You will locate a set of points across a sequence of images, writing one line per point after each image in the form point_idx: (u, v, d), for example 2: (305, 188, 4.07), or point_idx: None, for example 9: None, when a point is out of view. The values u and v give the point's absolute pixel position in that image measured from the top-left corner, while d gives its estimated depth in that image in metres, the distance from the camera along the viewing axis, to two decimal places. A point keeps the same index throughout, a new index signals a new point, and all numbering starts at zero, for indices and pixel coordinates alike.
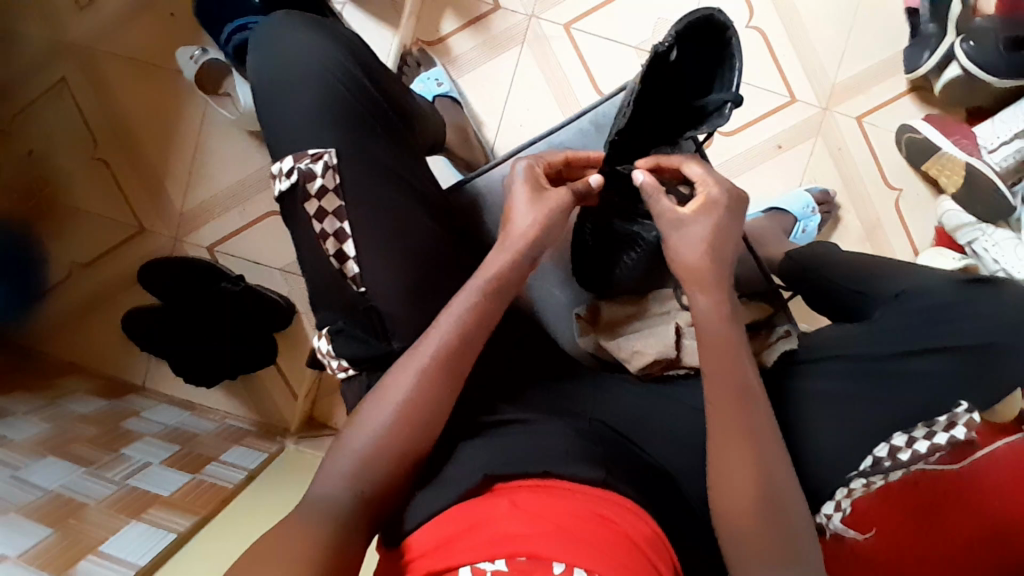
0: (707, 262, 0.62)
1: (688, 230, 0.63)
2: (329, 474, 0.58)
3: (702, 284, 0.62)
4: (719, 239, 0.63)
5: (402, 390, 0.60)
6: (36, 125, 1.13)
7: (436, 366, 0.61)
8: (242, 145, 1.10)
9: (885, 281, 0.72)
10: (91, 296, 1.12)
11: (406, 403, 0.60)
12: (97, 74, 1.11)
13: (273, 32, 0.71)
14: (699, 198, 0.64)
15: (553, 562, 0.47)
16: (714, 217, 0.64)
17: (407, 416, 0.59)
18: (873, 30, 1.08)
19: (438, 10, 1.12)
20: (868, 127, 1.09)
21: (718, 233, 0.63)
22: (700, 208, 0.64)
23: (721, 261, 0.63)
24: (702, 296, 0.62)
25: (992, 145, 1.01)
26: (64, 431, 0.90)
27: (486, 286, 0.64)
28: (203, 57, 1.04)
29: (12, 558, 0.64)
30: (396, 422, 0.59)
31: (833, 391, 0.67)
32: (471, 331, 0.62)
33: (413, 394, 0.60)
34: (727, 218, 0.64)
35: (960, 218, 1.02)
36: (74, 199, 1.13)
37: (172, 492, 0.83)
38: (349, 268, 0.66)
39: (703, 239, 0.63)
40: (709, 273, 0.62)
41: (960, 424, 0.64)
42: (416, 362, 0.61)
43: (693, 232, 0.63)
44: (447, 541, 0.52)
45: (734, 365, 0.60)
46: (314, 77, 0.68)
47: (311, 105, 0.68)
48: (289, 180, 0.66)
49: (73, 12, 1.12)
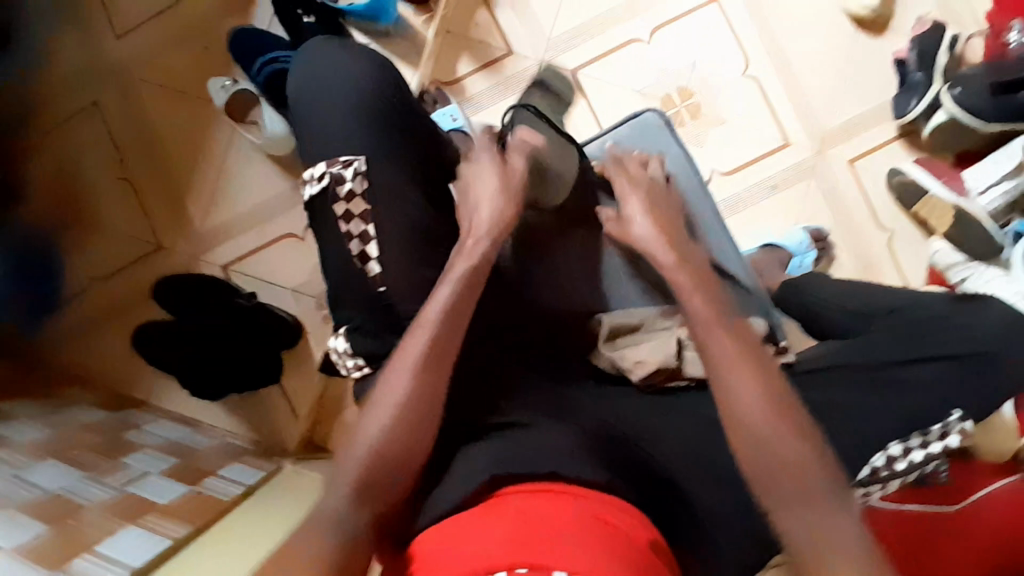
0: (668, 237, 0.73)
1: (638, 226, 0.75)
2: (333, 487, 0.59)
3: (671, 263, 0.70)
4: (666, 224, 0.75)
5: (384, 416, 0.62)
6: (67, 144, 1.17)
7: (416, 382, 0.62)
8: (266, 169, 1.14)
9: (867, 299, 0.77)
10: (105, 309, 1.14)
11: (382, 440, 0.61)
12: (131, 98, 1.16)
13: (315, 54, 0.78)
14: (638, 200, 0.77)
15: (553, 571, 0.48)
16: (652, 211, 0.76)
17: (397, 438, 0.61)
18: (864, 81, 1.15)
19: (455, 52, 1.19)
20: (861, 170, 1.14)
21: (665, 220, 0.75)
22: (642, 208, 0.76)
23: (673, 234, 0.74)
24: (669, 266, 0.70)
25: (981, 188, 1.06)
26: (67, 438, 0.92)
27: (443, 309, 0.66)
28: (234, 86, 1.09)
29: (5, 550, 0.66)
30: (396, 449, 0.61)
31: (852, 403, 0.68)
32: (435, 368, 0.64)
33: (386, 433, 0.61)
34: (659, 207, 0.77)
35: (952, 257, 1.05)
36: (95, 216, 1.16)
37: (169, 500, 0.85)
38: (371, 267, 0.72)
39: (660, 226, 0.75)
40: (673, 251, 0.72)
41: (954, 433, 0.67)
42: (387, 407, 0.62)
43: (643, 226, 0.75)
44: (453, 551, 0.53)
45: (772, 384, 0.59)
46: (348, 91, 0.75)
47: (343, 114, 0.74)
48: (321, 184, 0.73)
49: (112, 41, 1.17)
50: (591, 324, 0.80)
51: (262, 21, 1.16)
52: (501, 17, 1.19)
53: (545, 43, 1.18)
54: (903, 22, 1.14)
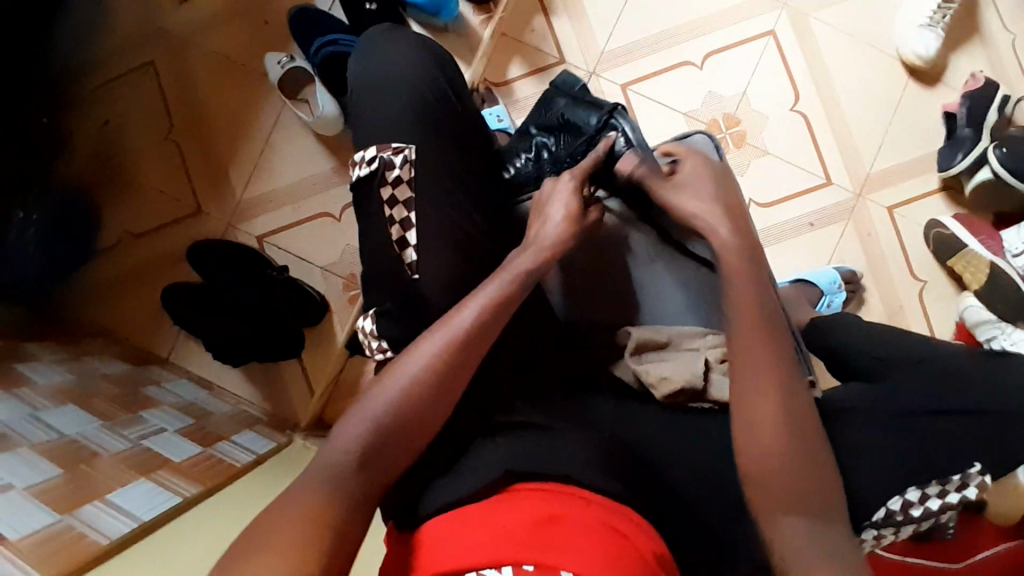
0: (719, 204, 0.75)
1: (691, 190, 0.77)
2: (341, 436, 0.60)
3: (713, 226, 0.73)
4: (719, 193, 0.76)
5: (391, 391, 0.62)
6: (118, 99, 1.19)
7: (434, 371, 0.62)
8: (311, 147, 1.16)
9: (899, 344, 0.75)
10: (136, 265, 1.16)
11: (396, 406, 0.61)
12: (187, 61, 1.18)
13: (384, 36, 0.80)
14: (695, 164, 0.79)
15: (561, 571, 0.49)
16: (707, 178, 0.77)
17: (411, 405, 0.61)
18: (910, 131, 1.15)
19: (509, 55, 1.20)
20: (898, 218, 1.14)
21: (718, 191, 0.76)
22: (700, 173, 0.78)
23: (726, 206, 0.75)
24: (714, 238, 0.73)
25: (1017, 249, 1.05)
26: (87, 386, 0.94)
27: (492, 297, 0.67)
28: (290, 63, 1.10)
29: (19, 488, 0.67)
30: (406, 418, 0.61)
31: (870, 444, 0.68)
32: (459, 351, 0.64)
33: (399, 401, 0.61)
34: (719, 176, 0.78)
35: (980, 315, 1.05)
36: (137, 173, 1.18)
37: (182, 459, 0.86)
38: (409, 255, 0.73)
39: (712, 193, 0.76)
40: (724, 216, 0.74)
41: (972, 485, 0.67)
42: (404, 377, 0.62)
43: (696, 191, 0.76)
44: (462, 539, 0.54)
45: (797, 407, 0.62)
46: (411, 76, 0.77)
47: (399, 98, 0.76)
48: (370, 167, 0.73)
49: (174, 4, 1.19)
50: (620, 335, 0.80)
51: (324, 2, 1.17)
52: (557, 24, 1.20)
53: (597, 57, 1.19)
54: (957, 76, 1.14)
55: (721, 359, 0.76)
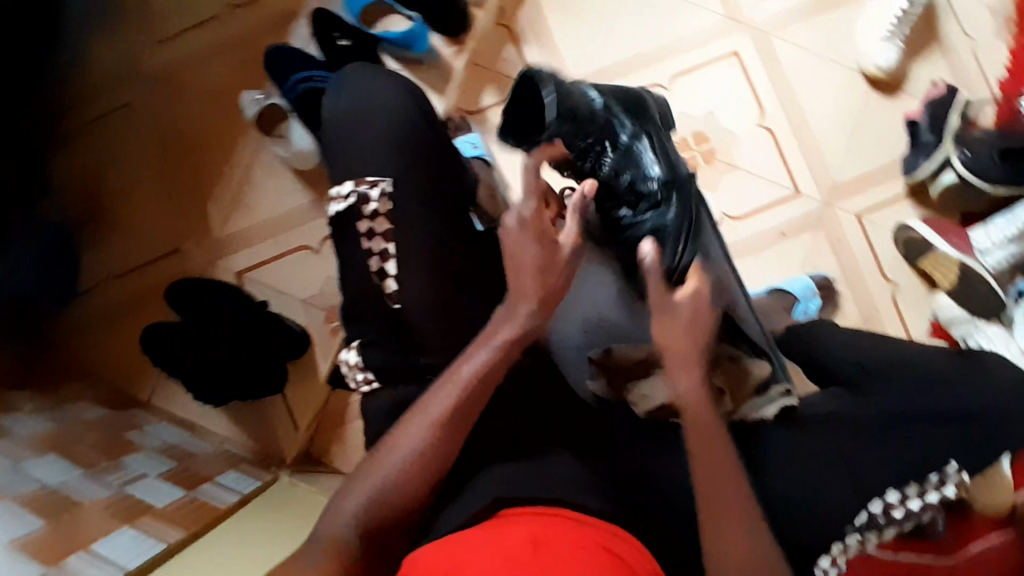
0: (693, 343, 0.67)
1: (673, 315, 0.68)
2: (344, 507, 0.60)
3: (686, 366, 0.66)
4: (698, 328, 0.68)
5: (390, 468, 0.62)
6: (95, 140, 1.19)
7: (432, 438, 0.62)
8: (288, 182, 1.16)
9: (875, 349, 0.75)
10: (113, 308, 1.15)
11: (398, 475, 0.61)
12: (163, 102, 1.19)
13: (365, 71, 0.82)
14: (691, 290, 0.69)
15: None
16: (698, 311, 0.69)
17: (413, 473, 0.62)
18: (875, 140, 1.18)
19: (481, 84, 1.22)
20: (868, 224, 1.16)
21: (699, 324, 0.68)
22: (690, 299, 0.69)
23: (700, 340, 0.68)
24: (682, 377, 0.66)
25: (985, 248, 1.07)
26: (68, 433, 0.92)
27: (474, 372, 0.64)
28: (266, 100, 1.10)
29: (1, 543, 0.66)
30: (410, 470, 0.62)
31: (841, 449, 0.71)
32: (452, 421, 0.63)
33: (401, 475, 0.61)
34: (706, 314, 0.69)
35: (954, 312, 1.08)
36: (114, 215, 1.18)
37: (165, 504, 0.85)
38: (389, 285, 0.73)
39: (691, 328, 0.68)
40: (693, 356, 0.66)
41: (950, 483, 0.70)
42: (397, 455, 0.62)
43: (677, 319, 0.68)
44: (453, 559, 0.53)
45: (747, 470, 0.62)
46: (395, 108, 0.78)
47: (383, 129, 0.77)
48: (347, 202, 0.74)
49: (148, 46, 1.20)
50: (596, 357, 0.75)
51: (298, 41, 1.18)
52: (527, 53, 1.22)
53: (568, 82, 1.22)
54: (916, 85, 1.18)
55: None
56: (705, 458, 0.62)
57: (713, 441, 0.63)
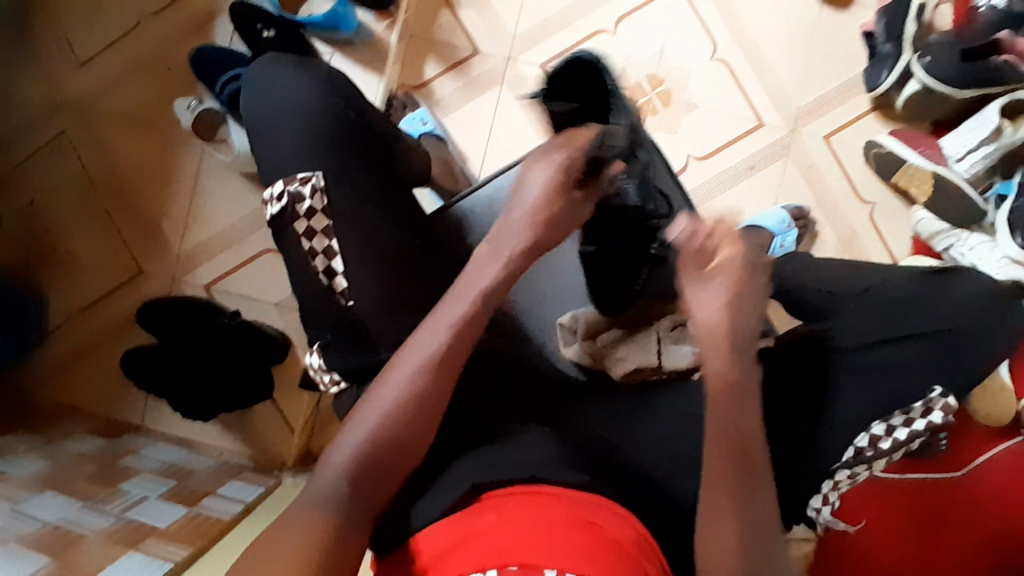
0: (731, 323, 0.60)
1: (709, 290, 0.61)
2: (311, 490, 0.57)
3: (718, 347, 0.59)
4: (738, 304, 0.61)
5: (357, 437, 0.59)
6: (40, 176, 1.16)
7: (397, 414, 0.59)
8: (238, 187, 1.14)
9: (855, 281, 0.77)
10: (91, 338, 1.14)
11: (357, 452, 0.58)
12: (101, 123, 1.16)
13: (279, 75, 0.78)
14: (725, 262, 0.62)
15: (544, 568, 0.48)
16: (734, 285, 0.61)
17: (373, 451, 0.58)
18: (832, 57, 1.14)
19: (422, 56, 1.18)
20: (835, 146, 1.13)
21: (737, 302, 0.61)
22: (720, 273, 0.62)
23: (741, 321, 0.60)
24: (714, 357, 0.59)
25: (959, 154, 1.05)
26: (64, 469, 0.92)
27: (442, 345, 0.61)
28: (199, 106, 1.09)
29: None
30: (378, 460, 0.58)
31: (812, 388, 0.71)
32: (435, 372, 0.61)
33: (384, 420, 0.59)
34: (748, 284, 0.62)
35: (935, 226, 1.06)
36: (73, 246, 1.16)
37: (168, 524, 0.83)
38: (338, 283, 0.72)
39: (729, 307, 0.60)
40: (729, 338, 0.59)
41: (937, 409, 0.67)
42: (362, 430, 0.59)
43: (712, 294, 0.61)
44: (447, 556, 0.53)
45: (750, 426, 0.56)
46: (321, 109, 0.76)
47: (312, 140, 0.74)
48: (280, 203, 0.72)
49: (75, 69, 1.17)
50: (567, 322, 0.83)
51: (223, 39, 1.16)
52: (463, 17, 1.18)
53: (509, 41, 1.17)
54: None
55: (668, 329, 0.81)
56: (721, 413, 0.57)
57: (726, 398, 0.57)
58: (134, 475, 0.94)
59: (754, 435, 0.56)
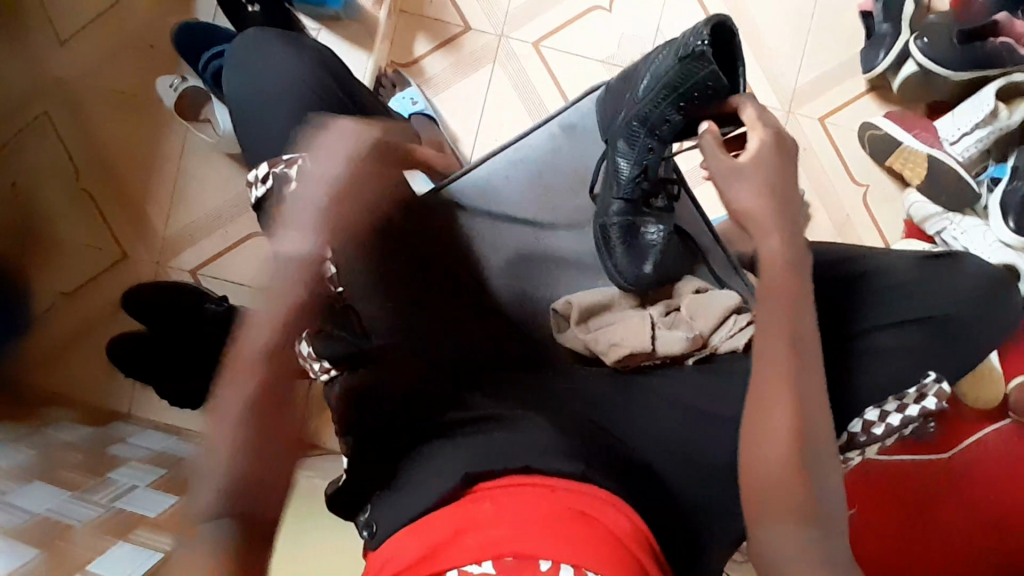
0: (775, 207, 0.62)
1: (746, 178, 0.63)
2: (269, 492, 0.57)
3: (764, 228, 0.62)
4: (779, 186, 0.63)
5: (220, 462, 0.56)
6: (20, 157, 1.12)
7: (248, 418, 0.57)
8: (223, 167, 1.12)
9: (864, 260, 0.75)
10: (76, 325, 1.12)
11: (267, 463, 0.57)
12: (80, 104, 1.12)
13: (267, 88, 0.74)
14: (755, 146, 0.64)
15: (540, 559, 0.47)
16: (768, 169, 0.63)
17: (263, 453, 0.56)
18: (829, 37, 1.12)
19: (412, 33, 1.15)
20: (831, 127, 1.12)
21: (777, 186, 0.63)
22: (754, 159, 0.63)
23: (781, 203, 0.63)
24: (767, 241, 0.61)
25: (954, 137, 1.05)
26: (50, 457, 0.90)
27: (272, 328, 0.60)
28: (182, 84, 1.06)
29: None
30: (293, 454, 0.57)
31: None
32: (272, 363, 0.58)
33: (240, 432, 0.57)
34: (781, 160, 0.64)
35: (927, 209, 1.05)
36: (54, 230, 1.13)
37: (158, 512, 0.80)
38: (329, 268, 0.68)
39: (769, 189, 0.62)
40: (770, 217, 0.62)
41: (931, 394, 0.68)
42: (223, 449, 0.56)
43: (751, 180, 0.63)
44: (432, 553, 0.51)
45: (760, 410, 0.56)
46: (306, 87, 0.74)
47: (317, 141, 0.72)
48: (265, 186, 0.69)
49: (52, 46, 1.12)
50: (561, 308, 0.79)
51: (206, 16, 1.12)
52: None
53: (502, 18, 1.14)
54: None
55: (661, 314, 0.77)
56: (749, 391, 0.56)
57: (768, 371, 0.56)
58: (123, 464, 0.93)
59: (763, 416, 0.55)
